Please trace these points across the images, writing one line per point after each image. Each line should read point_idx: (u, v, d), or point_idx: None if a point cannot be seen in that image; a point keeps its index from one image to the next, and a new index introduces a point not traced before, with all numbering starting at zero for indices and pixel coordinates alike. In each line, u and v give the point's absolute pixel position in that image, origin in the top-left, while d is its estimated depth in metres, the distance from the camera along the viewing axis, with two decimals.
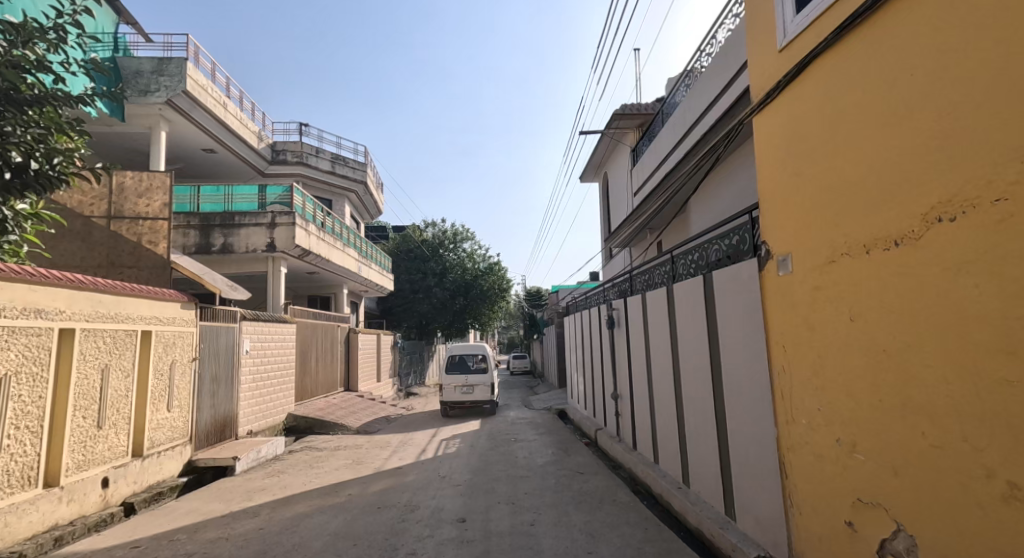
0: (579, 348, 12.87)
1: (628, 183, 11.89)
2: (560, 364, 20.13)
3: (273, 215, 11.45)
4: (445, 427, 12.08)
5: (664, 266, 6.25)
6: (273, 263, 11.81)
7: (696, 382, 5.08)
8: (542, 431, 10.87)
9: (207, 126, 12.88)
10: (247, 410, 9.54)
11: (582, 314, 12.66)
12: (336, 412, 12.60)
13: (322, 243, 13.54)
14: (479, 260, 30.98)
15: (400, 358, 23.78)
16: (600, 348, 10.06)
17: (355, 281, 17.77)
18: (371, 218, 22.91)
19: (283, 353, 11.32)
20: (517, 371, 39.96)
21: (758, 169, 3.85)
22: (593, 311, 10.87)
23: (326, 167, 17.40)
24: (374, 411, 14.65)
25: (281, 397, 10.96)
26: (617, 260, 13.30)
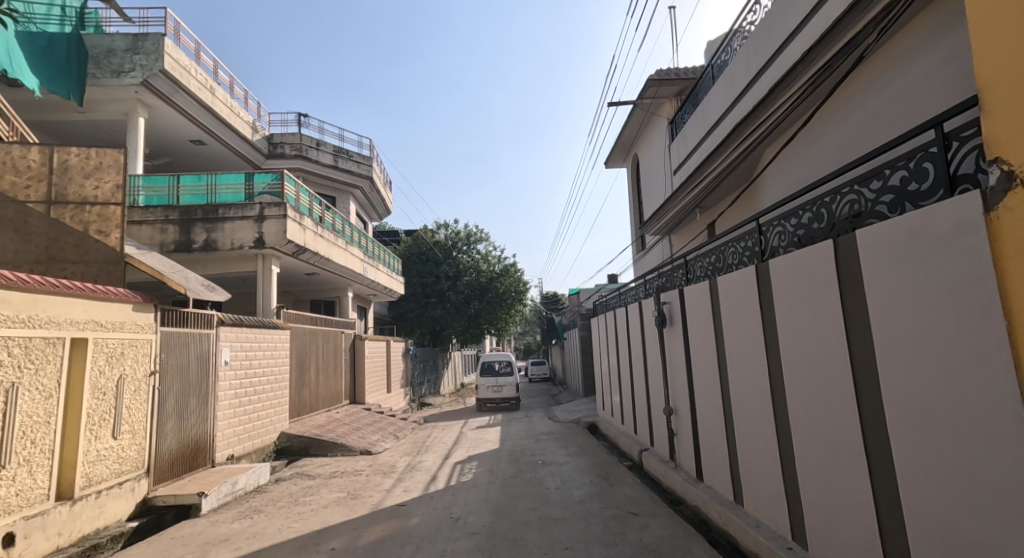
0: (610, 354, 11.24)
1: (666, 161, 10.32)
2: (584, 371, 18.51)
3: (262, 207, 10.16)
4: (461, 446, 10.56)
5: (749, 238, 4.67)
6: (263, 261, 10.51)
7: (816, 397, 3.50)
8: (573, 450, 9.30)
9: (193, 113, 11.64)
10: (228, 432, 8.14)
11: (613, 314, 11.11)
12: (337, 429, 11.17)
13: (321, 240, 12.24)
14: (494, 261, 29.64)
15: (412, 367, 22.38)
16: (640, 352, 8.47)
17: (361, 284, 16.45)
18: (380, 218, 21.61)
19: (273, 363, 9.96)
20: (536, 378, 38.35)
21: (974, 43, 2.25)
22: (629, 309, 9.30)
23: (328, 161, 16.15)
24: (382, 425, 13.24)
25: (270, 413, 9.59)
26: (653, 251, 11.69)
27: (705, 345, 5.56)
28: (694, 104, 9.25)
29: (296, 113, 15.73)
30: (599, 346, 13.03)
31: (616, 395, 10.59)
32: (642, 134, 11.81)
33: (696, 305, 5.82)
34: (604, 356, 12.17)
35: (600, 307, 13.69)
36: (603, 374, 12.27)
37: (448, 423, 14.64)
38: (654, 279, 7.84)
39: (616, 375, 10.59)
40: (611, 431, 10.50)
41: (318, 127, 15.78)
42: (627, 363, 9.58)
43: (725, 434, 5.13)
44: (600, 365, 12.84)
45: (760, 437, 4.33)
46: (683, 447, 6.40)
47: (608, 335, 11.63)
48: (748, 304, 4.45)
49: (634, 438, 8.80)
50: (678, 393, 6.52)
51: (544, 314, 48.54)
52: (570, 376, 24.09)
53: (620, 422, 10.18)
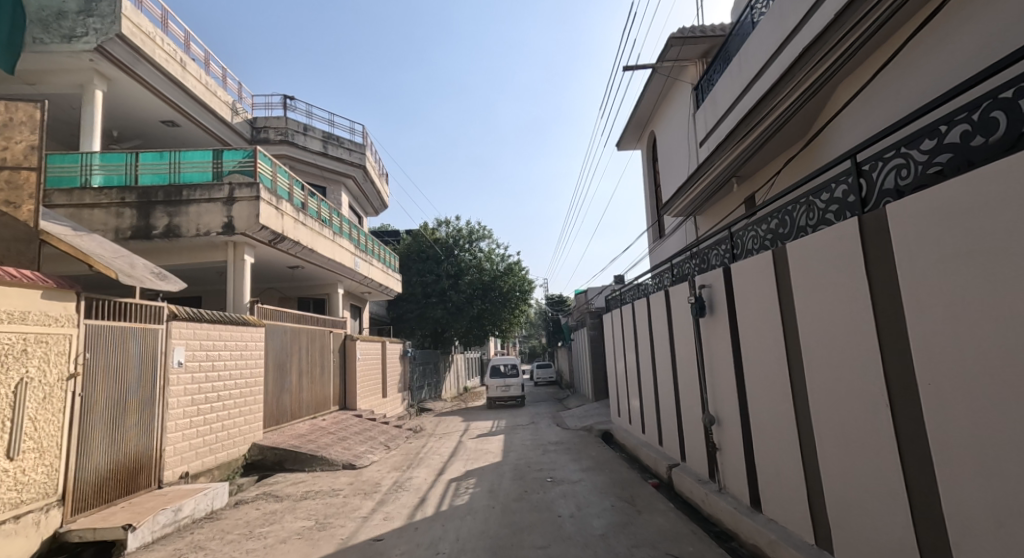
0: (626, 353, 9.95)
1: (690, 132, 9.05)
2: (594, 374, 17.20)
3: (232, 188, 8.97)
4: (458, 459, 9.29)
5: (841, 182, 3.37)
6: (234, 250, 9.32)
7: (992, 405, 2.22)
8: (588, 464, 7.99)
9: (161, 88, 10.48)
10: (181, 445, 6.89)
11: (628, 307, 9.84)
12: (319, 439, 9.91)
13: (303, 229, 11.07)
14: (498, 259, 28.48)
15: (411, 370, 21.18)
16: (666, 349, 7.18)
17: (353, 280, 15.24)
18: (375, 212, 20.42)
19: (243, 364, 8.73)
20: (542, 381, 37.04)
21: None
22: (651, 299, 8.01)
23: (316, 148, 15.02)
24: (373, 433, 12.02)
25: (238, 422, 8.36)
26: (674, 237, 10.38)
27: (764, 333, 4.29)
28: (725, 60, 7.92)
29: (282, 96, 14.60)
30: (612, 346, 11.73)
31: (635, 400, 9.28)
32: (661, 106, 10.57)
33: (748, 283, 4.54)
34: (619, 357, 10.87)
35: (612, 303, 12.43)
36: (618, 376, 10.97)
37: (446, 432, 13.36)
38: (685, 260, 6.52)
39: (635, 377, 9.29)
40: (629, 441, 9.20)
41: (305, 110, 14.66)
42: (648, 362, 8.29)
43: (799, 453, 3.84)
44: (614, 366, 11.55)
45: (868, 460, 3.04)
46: (729, 465, 5.11)
47: (623, 333, 10.33)
48: (844, 273, 3.17)
49: (659, 452, 7.50)
50: (722, 397, 5.23)
51: (551, 316, 47.23)
52: (578, 379, 22.77)
53: (640, 431, 8.88)
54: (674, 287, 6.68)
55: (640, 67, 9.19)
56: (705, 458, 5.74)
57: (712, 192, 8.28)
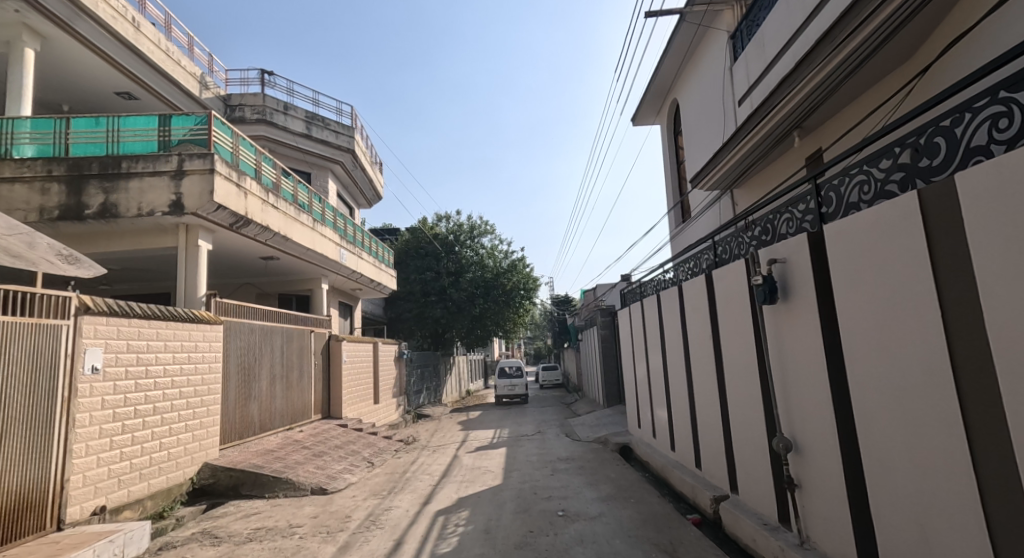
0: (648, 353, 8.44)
1: (726, 88, 7.58)
2: (606, 377, 15.67)
3: (181, 159, 7.56)
4: (450, 481, 7.81)
5: None
6: (185, 233, 7.91)
7: None
8: (607, 491, 6.51)
9: (108, 50, 9.10)
10: (95, 473, 5.44)
11: (650, 298, 8.36)
12: (289, 456, 8.46)
13: (275, 212, 9.67)
14: (501, 256, 27.11)
15: (407, 372, 19.76)
16: (707, 347, 5.67)
17: (339, 274, 13.83)
18: (368, 203, 19.17)
19: (193, 369, 7.31)
20: (548, 383, 35.43)
21: None
22: (683, 286, 6.52)
23: (298, 128, 13.69)
24: (357, 446, 10.59)
25: (184, 439, 6.93)
26: (704, 217, 8.86)
27: (895, 321, 2.79)
28: None
29: (260, 70, 13.21)
30: (629, 346, 10.21)
31: (661, 410, 7.77)
32: (687, 67, 9.12)
33: (862, 248, 3.04)
34: (637, 359, 9.34)
35: (628, 297, 10.93)
36: (637, 381, 9.45)
37: (441, 444, 11.86)
38: (740, 233, 4.98)
39: (660, 382, 7.77)
40: (653, 460, 7.70)
41: (285, 86, 13.32)
42: (679, 365, 6.78)
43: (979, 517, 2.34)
44: (632, 369, 10.04)
45: None
46: (817, 512, 3.61)
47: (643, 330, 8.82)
48: None
49: (697, 478, 5.99)
50: (803, 414, 3.73)
51: (557, 316, 45.71)
52: (587, 383, 21.18)
53: (669, 448, 7.37)
54: (721, 268, 5.18)
55: (664, 13, 7.75)
56: (772, 495, 4.24)
57: (758, 156, 6.74)
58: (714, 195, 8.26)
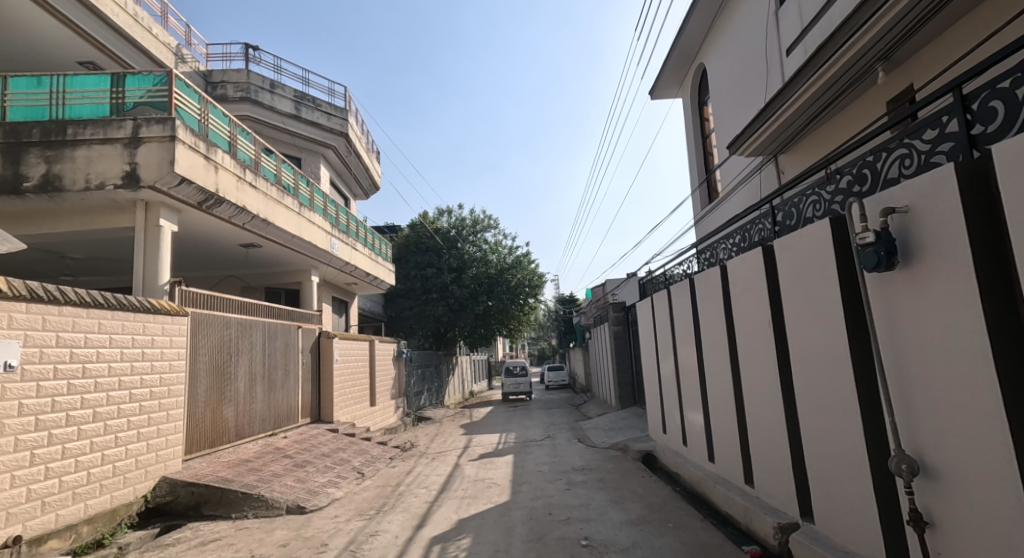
0: (677, 349, 7.34)
1: (771, 37, 6.49)
2: (619, 377, 14.58)
3: (137, 124, 6.53)
4: (450, 498, 6.72)
5: None
6: (144, 211, 6.88)
7: None
8: (638, 513, 5.41)
9: (68, 13, 8.11)
10: (8, 496, 4.34)
11: (678, 283, 7.29)
12: (266, 467, 7.40)
13: (253, 192, 8.63)
14: (505, 251, 26.15)
15: (406, 373, 18.72)
16: (765, 337, 4.58)
17: (330, 266, 12.80)
18: (364, 194, 18.29)
19: (150, 366, 6.25)
20: (553, 384, 34.36)
21: None
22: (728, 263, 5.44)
23: (285, 109, 12.71)
24: (347, 454, 9.52)
25: (136, 449, 5.86)
26: (738, 192, 7.78)
27: None
28: None
29: (244, 44, 12.20)
30: (650, 341, 9.11)
31: (695, 414, 6.67)
32: (719, 23, 8.04)
33: None
34: (661, 356, 8.25)
35: (649, 287, 9.86)
36: (662, 379, 8.37)
37: (441, 450, 10.79)
38: (820, 188, 3.89)
39: (694, 381, 6.67)
40: (686, 473, 6.60)
41: (272, 62, 12.31)
42: (721, 360, 5.69)
43: None
44: (654, 367, 8.94)
45: None
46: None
47: (669, 323, 7.72)
48: None
49: (751, 498, 4.88)
50: (943, 424, 2.63)
51: (562, 316, 44.71)
52: (597, 383, 20.10)
53: (706, 458, 6.27)
54: (789, 236, 4.11)
55: None
56: (879, 531, 3.14)
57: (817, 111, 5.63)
58: (757, 165, 7.17)
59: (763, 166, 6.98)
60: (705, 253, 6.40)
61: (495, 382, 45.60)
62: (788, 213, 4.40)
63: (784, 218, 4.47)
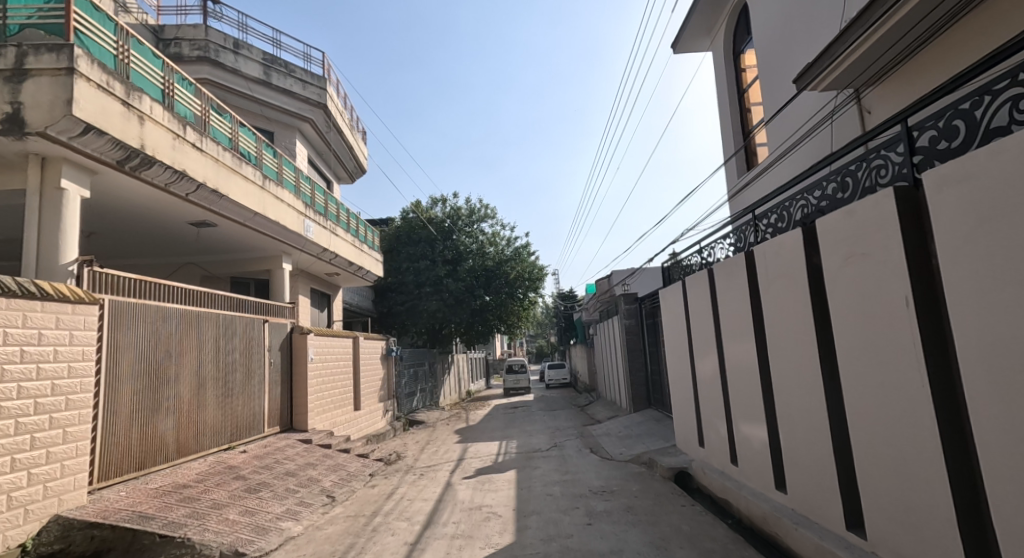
0: (724, 343, 5.83)
1: None
2: (631, 376, 13.11)
3: (24, 51, 4.96)
4: (438, 536, 5.21)
5: None
6: (41, 169, 5.33)
7: None
8: None
9: None
10: None
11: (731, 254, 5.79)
12: (206, 495, 5.87)
13: (197, 155, 7.05)
14: (502, 243, 24.72)
15: (396, 373, 17.22)
16: (903, 324, 3.06)
17: (306, 253, 11.26)
18: (348, 175, 16.81)
19: (37, 370, 4.66)
20: (554, 382, 32.97)
21: None
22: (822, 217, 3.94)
23: (253, 73, 11.16)
24: (318, 470, 8.01)
25: (7, 486, 4.25)
26: (804, 146, 6.26)
27: None
28: None
29: None
30: (680, 335, 7.62)
31: (753, 426, 5.17)
32: None
33: None
34: (698, 353, 6.76)
35: (676, 271, 8.31)
36: (698, 381, 6.88)
37: (431, 464, 9.29)
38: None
39: (752, 384, 5.17)
40: (742, 504, 5.11)
41: (236, 18, 10.74)
42: (804, 358, 4.17)
43: None
44: (686, 366, 7.43)
45: None
46: None
47: (711, 311, 6.21)
48: None
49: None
50: None
51: (562, 311, 43.36)
52: (603, 383, 18.67)
53: (774, 487, 4.77)
54: (965, 160, 2.61)
55: None
56: None
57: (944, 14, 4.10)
58: (831, 107, 5.66)
59: (843, 107, 5.46)
60: (778, 213, 4.84)
61: (493, 381, 44.18)
62: (949, 128, 2.86)
63: (939, 137, 2.93)
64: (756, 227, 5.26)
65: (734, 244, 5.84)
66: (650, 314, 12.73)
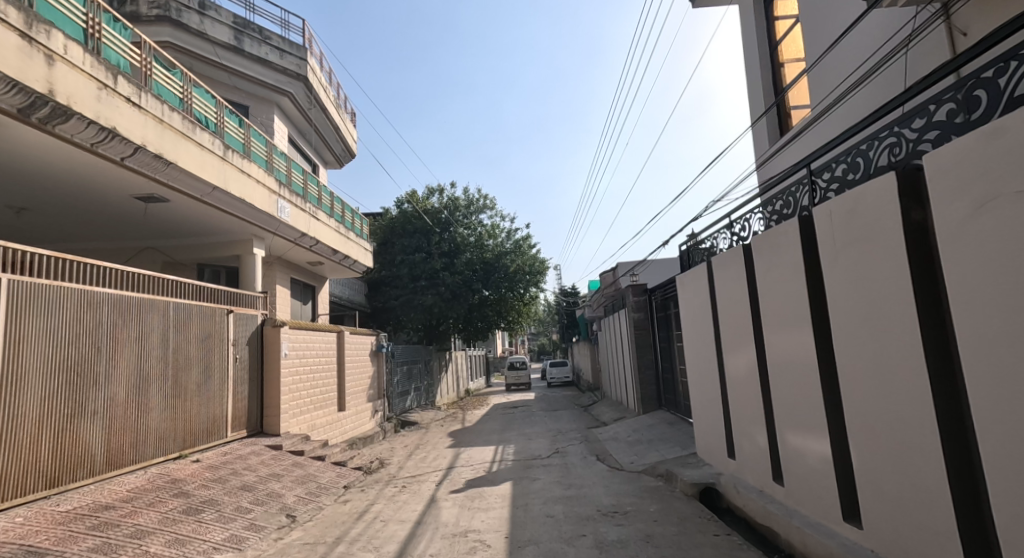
0: (768, 333, 4.71)
1: None
2: (640, 375, 12.01)
3: None
4: None
5: None
6: None
7: None
8: None
9: None
10: None
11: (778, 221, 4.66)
12: (131, 519, 4.80)
13: (132, 112, 5.94)
14: (502, 235, 23.66)
15: (387, 371, 16.15)
16: None
17: (280, 237, 10.17)
18: (336, 160, 15.75)
19: None
20: (556, 380, 31.89)
21: None
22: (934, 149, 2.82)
23: (222, 38, 10.08)
24: (283, 481, 6.95)
25: None
26: (866, 90, 5.12)
27: None
28: None
29: None
30: (704, 326, 6.50)
31: (810, 438, 4.05)
32: None
33: None
34: (728, 346, 5.65)
35: (697, 253, 7.17)
36: (728, 380, 5.76)
37: (415, 474, 8.20)
38: None
39: (807, 384, 4.05)
40: (796, 537, 3.98)
41: None
42: (899, 350, 3.05)
43: None
44: (712, 363, 6.32)
45: None
46: None
47: (748, 294, 5.08)
48: None
49: None
50: None
51: (564, 308, 42.31)
52: (608, 382, 17.60)
53: (841, 518, 3.67)
54: None
55: None
56: None
57: None
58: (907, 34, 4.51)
59: (923, 31, 4.29)
60: (851, 160, 3.66)
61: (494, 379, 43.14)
62: None
63: None
64: (813, 183, 4.10)
65: (780, 210, 4.68)
66: (661, 307, 11.62)
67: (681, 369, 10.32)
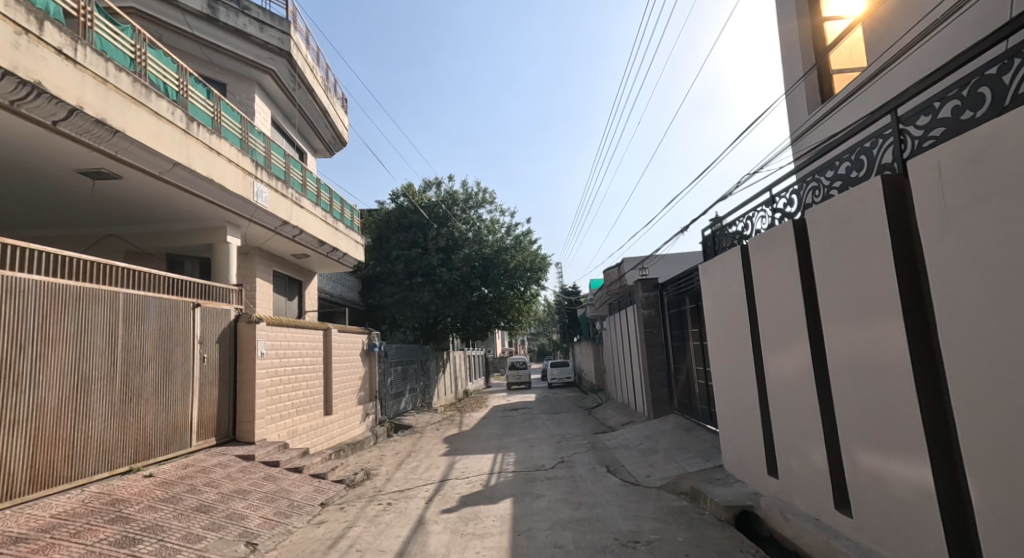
0: (830, 326, 3.81)
1: None
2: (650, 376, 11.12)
3: None
4: None
5: None
6: None
7: None
8: None
9: None
10: None
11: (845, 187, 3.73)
12: (47, 554, 3.89)
13: (66, 68, 4.99)
14: (502, 230, 22.77)
15: (379, 371, 15.26)
16: None
17: (258, 224, 9.25)
18: (327, 148, 14.92)
19: None
20: (557, 381, 31.00)
21: None
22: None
23: (195, 7, 9.24)
24: (250, 499, 6.05)
25: None
26: None
27: None
28: None
29: None
30: (736, 321, 5.61)
31: (897, 461, 3.16)
32: None
33: None
34: (770, 345, 4.75)
35: (726, 239, 6.24)
36: (769, 384, 4.86)
37: (404, 488, 7.31)
38: None
39: (892, 392, 3.15)
40: None
41: None
42: None
43: None
44: (746, 364, 5.43)
45: None
46: None
47: (800, 280, 4.18)
48: None
49: None
50: None
51: (565, 307, 41.42)
52: (614, 383, 16.72)
53: None
54: None
55: None
56: None
57: None
58: None
59: None
60: (969, 93, 2.70)
61: (493, 380, 42.29)
62: None
63: None
64: (902, 133, 3.15)
65: (846, 173, 3.75)
66: (674, 303, 10.72)
67: (698, 371, 9.42)
